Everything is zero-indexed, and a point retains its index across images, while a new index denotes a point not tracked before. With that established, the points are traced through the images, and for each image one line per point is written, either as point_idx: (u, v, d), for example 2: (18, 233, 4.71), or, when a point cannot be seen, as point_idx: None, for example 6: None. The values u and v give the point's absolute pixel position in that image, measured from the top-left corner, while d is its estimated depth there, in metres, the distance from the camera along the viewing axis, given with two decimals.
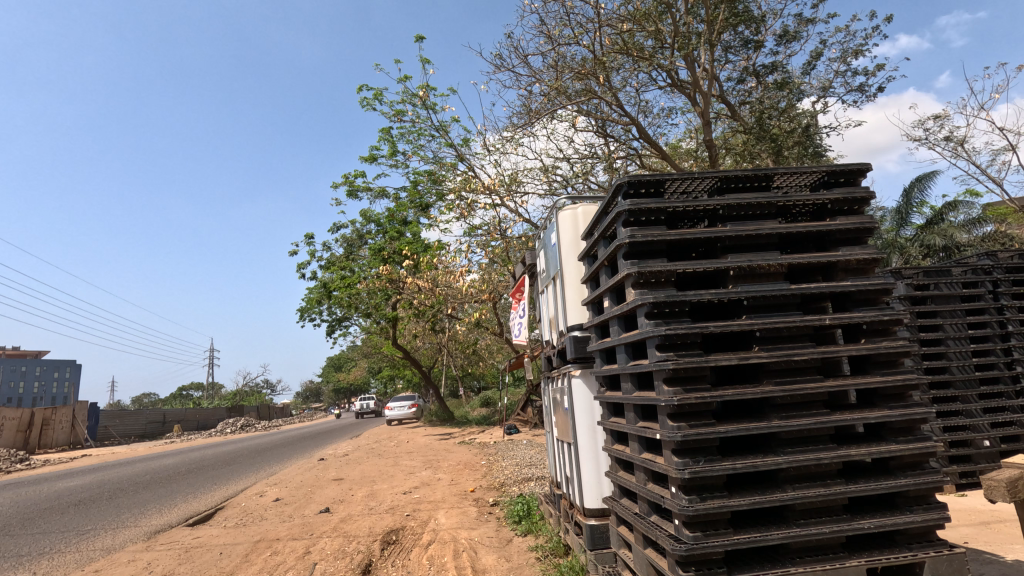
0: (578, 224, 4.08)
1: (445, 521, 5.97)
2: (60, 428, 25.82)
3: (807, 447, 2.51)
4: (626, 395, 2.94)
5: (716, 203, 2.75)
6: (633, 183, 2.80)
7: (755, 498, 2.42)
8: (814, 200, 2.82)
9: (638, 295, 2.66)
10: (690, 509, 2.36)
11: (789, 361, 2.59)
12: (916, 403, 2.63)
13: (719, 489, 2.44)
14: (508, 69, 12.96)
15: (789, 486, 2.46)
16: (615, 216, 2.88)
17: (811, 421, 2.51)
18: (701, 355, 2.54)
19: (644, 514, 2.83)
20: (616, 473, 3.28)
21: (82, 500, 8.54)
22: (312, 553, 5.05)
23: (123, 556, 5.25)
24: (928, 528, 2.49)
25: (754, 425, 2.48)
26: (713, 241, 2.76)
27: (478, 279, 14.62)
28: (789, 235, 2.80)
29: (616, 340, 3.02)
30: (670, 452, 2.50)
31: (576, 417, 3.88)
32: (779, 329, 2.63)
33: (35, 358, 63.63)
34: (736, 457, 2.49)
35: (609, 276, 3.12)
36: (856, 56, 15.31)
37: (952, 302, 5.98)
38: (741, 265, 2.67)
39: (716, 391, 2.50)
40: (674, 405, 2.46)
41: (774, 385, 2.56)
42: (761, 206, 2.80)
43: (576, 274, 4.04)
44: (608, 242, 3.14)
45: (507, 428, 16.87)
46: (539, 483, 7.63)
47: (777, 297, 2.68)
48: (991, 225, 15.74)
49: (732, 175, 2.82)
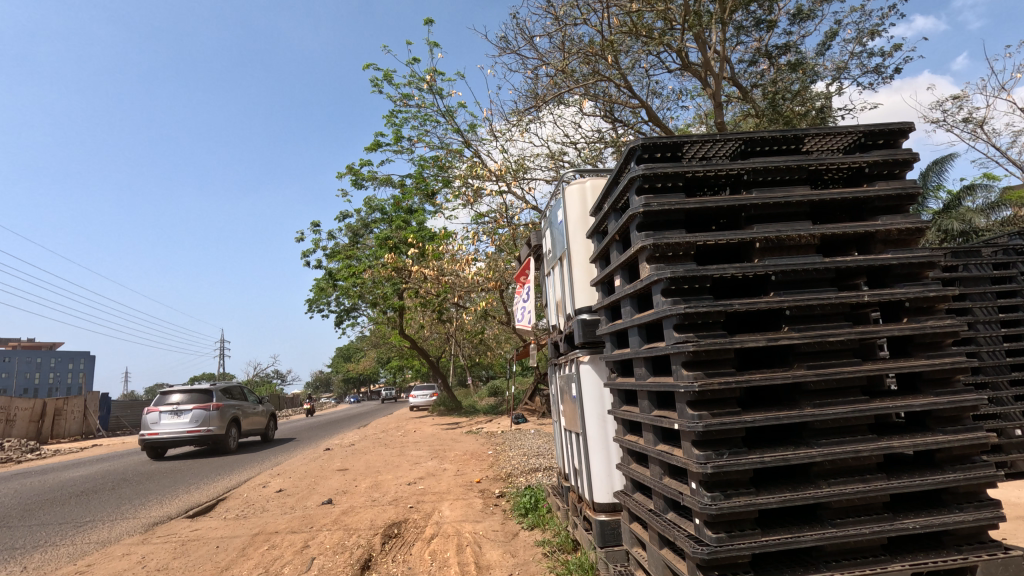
0: (586, 199, 3.78)
1: (449, 513, 5.77)
2: (71, 418, 26.14)
3: (843, 438, 2.23)
4: (639, 381, 2.68)
5: (740, 168, 2.45)
6: (647, 147, 2.51)
7: (787, 495, 2.16)
8: (848, 163, 2.51)
9: (656, 269, 2.39)
10: (712, 508, 2.11)
11: (824, 342, 2.32)
12: (963, 389, 2.36)
13: (745, 485, 2.18)
14: (514, 51, 12.68)
15: (824, 482, 2.20)
16: (627, 185, 2.59)
17: (847, 409, 2.24)
18: (725, 337, 2.26)
19: (660, 512, 2.58)
20: (629, 465, 3.02)
21: (160, 472, 10.49)
22: (311, 547, 4.87)
23: (118, 550, 5.10)
24: (980, 528, 2.22)
25: (784, 414, 2.21)
26: (737, 209, 2.48)
27: (484, 267, 14.39)
28: (821, 203, 2.51)
29: (627, 322, 2.76)
30: (689, 444, 2.24)
31: (584, 405, 3.62)
32: (811, 308, 2.36)
33: (48, 351, 65.33)
34: (764, 450, 2.23)
35: (621, 252, 2.86)
36: (872, 35, 14.86)
37: (982, 284, 5.63)
38: (769, 236, 2.39)
39: (741, 376, 2.24)
40: (695, 392, 2.20)
41: (807, 369, 2.29)
42: (790, 170, 2.50)
43: (585, 252, 3.74)
44: (619, 216, 2.88)
45: (515, 418, 16.68)
46: (546, 474, 7.42)
47: (809, 271, 2.40)
48: (1011, 209, 15.24)
49: (757, 136, 2.52)
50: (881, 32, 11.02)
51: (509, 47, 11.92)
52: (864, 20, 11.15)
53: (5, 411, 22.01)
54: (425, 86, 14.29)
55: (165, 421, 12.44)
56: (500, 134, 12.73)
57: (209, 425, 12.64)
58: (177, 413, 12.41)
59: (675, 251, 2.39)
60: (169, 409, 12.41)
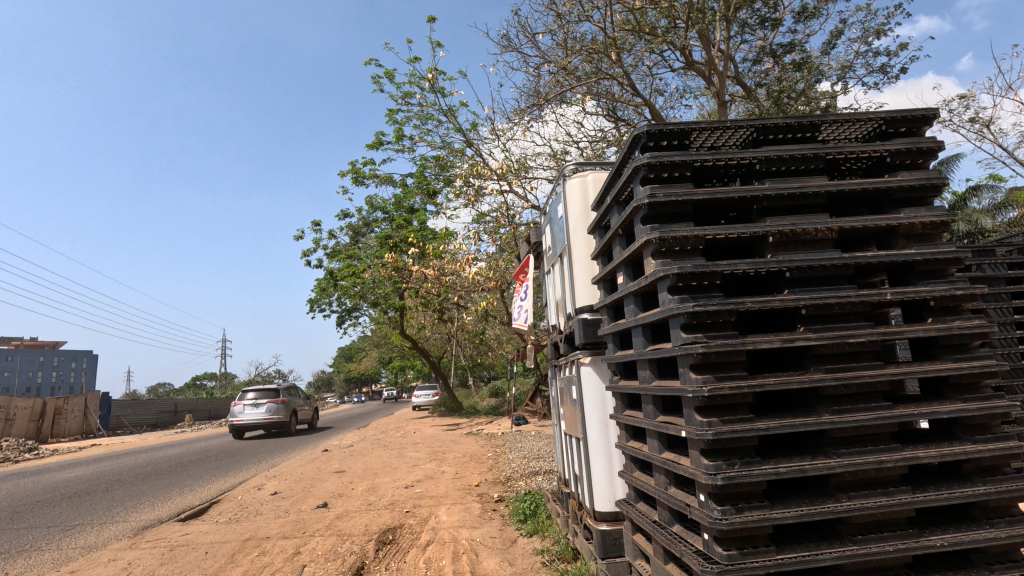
0: (588, 193, 3.62)
1: (445, 519, 5.61)
2: (71, 416, 26.08)
3: (865, 448, 2.06)
4: (643, 385, 2.52)
5: (752, 157, 2.28)
6: (653, 135, 2.35)
7: (803, 509, 1.99)
8: (869, 151, 2.33)
9: (662, 264, 2.23)
10: (722, 524, 1.94)
11: (843, 343, 2.14)
12: (993, 396, 2.18)
13: (758, 498, 2.02)
14: (517, 48, 12.52)
15: (844, 495, 2.03)
16: (631, 176, 2.43)
17: (869, 417, 2.07)
18: (736, 337, 2.09)
19: (665, 524, 2.41)
20: (632, 473, 2.85)
21: (155, 473, 10.32)
22: (302, 554, 4.71)
23: (103, 555, 4.95)
24: (1013, 546, 2.04)
25: (800, 421, 2.05)
26: (749, 200, 2.30)
27: (485, 267, 14.24)
28: (839, 195, 2.33)
29: (631, 322, 2.61)
30: (697, 453, 2.08)
31: (586, 409, 3.45)
32: (829, 306, 2.18)
33: (50, 350, 65.52)
34: (779, 460, 2.06)
35: (624, 248, 2.71)
36: (878, 34, 14.68)
37: (997, 284, 5.45)
38: (783, 229, 2.23)
39: (754, 380, 2.07)
40: (704, 397, 2.03)
41: (825, 373, 2.11)
42: (806, 159, 2.32)
43: (586, 249, 3.57)
44: (621, 210, 2.73)
45: (515, 419, 16.52)
46: (547, 477, 7.27)
47: (826, 267, 2.23)
48: (1017, 210, 15.04)
49: (770, 123, 2.35)
50: (887, 31, 10.86)
51: (510, 44, 11.77)
52: (869, 20, 11.05)
53: (4, 410, 21.94)
54: (427, 84, 14.15)
55: (248, 411, 17.28)
56: (502, 133, 12.58)
57: (280, 414, 17.55)
58: (257, 405, 17.23)
59: (682, 245, 2.23)
60: (251, 403, 17.27)
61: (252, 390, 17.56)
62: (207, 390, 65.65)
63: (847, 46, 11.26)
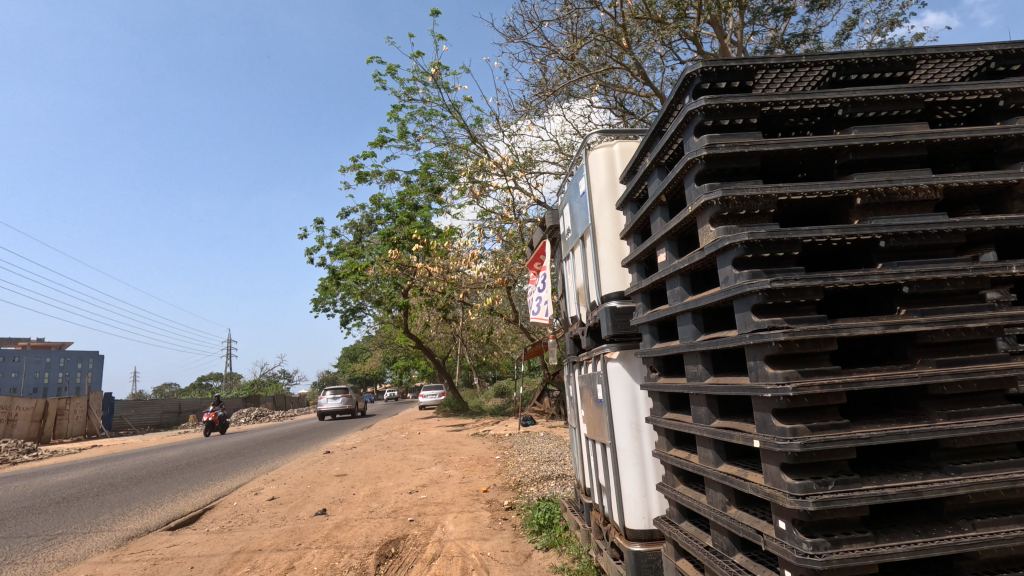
0: (615, 165, 3.18)
1: (453, 529, 5.18)
2: (75, 418, 25.83)
3: (991, 462, 1.61)
4: (693, 384, 2.08)
5: (835, 98, 1.83)
6: (710, 74, 1.90)
7: (917, 542, 1.55)
8: (977, 91, 1.86)
9: (726, 230, 1.79)
10: (815, 562, 1.50)
11: (960, 329, 1.67)
12: None
13: (857, 528, 1.57)
14: (522, 39, 12.04)
15: (967, 523, 1.58)
16: (682, 127, 1.99)
17: (998, 422, 1.60)
18: (824, 322, 1.65)
19: (723, 553, 1.97)
20: (675, 487, 2.42)
21: (150, 477, 9.88)
22: (296, 569, 4.29)
23: (80, 571, 4.55)
24: None
25: (910, 429, 1.59)
26: (831, 152, 1.86)
27: (491, 265, 13.76)
28: (941, 145, 1.87)
29: (675, 307, 2.18)
30: (779, 469, 1.63)
31: (613, 412, 3.01)
32: (937, 283, 1.71)
33: (57, 351, 65.94)
34: (881, 479, 1.62)
35: (667, 219, 2.27)
36: (894, 24, 14.16)
37: None
38: (874, 188, 1.78)
39: (849, 376, 1.61)
40: (787, 397, 1.58)
41: (938, 367, 1.65)
42: (902, 101, 1.86)
43: (615, 227, 3.13)
44: (664, 174, 2.29)
45: (522, 420, 16.12)
46: (560, 483, 6.81)
47: (932, 235, 1.76)
48: None
49: (853, 60, 1.90)
50: (905, 20, 10.40)
51: (516, 34, 11.30)
52: (886, 10, 10.60)
53: (6, 411, 21.72)
54: (430, 79, 13.75)
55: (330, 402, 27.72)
56: (508, 127, 12.11)
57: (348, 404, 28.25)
58: (336, 398, 27.98)
59: (750, 208, 1.79)
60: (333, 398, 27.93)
61: (333, 389, 28.24)
62: (212, 390, 65.48)
63: (861, 37, 10.84)
